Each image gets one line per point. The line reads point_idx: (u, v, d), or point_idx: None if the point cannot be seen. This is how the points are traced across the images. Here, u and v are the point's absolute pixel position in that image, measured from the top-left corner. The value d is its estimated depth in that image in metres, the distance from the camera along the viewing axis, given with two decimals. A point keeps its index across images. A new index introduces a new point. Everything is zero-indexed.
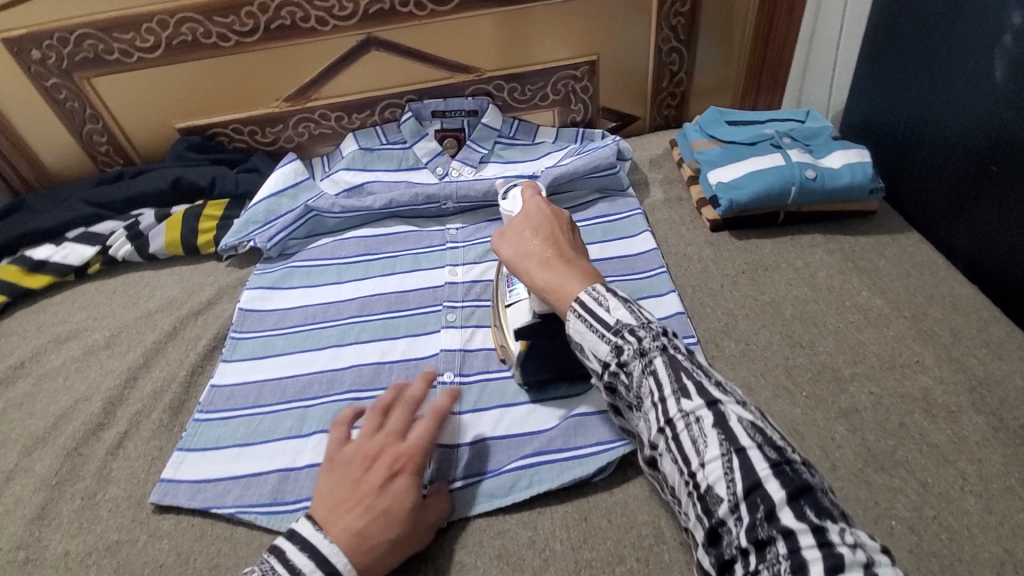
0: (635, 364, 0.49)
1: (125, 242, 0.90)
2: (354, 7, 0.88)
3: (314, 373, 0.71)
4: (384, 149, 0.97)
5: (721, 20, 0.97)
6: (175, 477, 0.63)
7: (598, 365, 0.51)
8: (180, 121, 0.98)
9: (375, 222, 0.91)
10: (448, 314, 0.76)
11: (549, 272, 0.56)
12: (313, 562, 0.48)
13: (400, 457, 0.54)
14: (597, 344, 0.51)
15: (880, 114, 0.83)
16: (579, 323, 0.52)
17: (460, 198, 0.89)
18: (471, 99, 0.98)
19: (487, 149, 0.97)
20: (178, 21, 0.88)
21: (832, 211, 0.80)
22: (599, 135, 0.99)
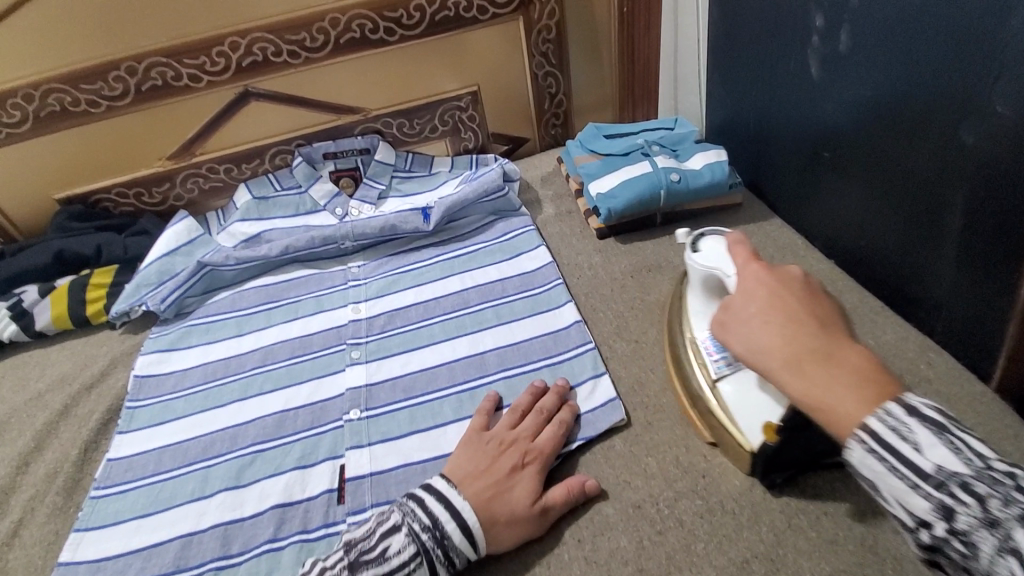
0: (980, 534, 0.36)
1: (9, 322, 0.86)
2: (226, 61, 0.89)
3: (218, 431, 0.70)
4: (279, 196, 0.98)
5: (587, 43, 1.04)
6: (72, 560, 0.60)
7: (909, 519, 0.39)
8: (60, 192, 0.94)
9: (275, 269, 0.91)
10: (352, 351, 0.77)
11: (802, 379, 0.45)
12: (450, 513, 0.54)
13: (533, 451, 0.60)
14: (905, 494, 0.39)
15: (731, 116, 0.91)
16: (869, 458, 0.40)
17: (357, 235, 0.90)
18: (360, 138, 1.00)
19: (384, 184, 0.99)
20: (43, 93, 0.86)
21: (702, 207, 0.86)
22: (492, 160, 1.03)
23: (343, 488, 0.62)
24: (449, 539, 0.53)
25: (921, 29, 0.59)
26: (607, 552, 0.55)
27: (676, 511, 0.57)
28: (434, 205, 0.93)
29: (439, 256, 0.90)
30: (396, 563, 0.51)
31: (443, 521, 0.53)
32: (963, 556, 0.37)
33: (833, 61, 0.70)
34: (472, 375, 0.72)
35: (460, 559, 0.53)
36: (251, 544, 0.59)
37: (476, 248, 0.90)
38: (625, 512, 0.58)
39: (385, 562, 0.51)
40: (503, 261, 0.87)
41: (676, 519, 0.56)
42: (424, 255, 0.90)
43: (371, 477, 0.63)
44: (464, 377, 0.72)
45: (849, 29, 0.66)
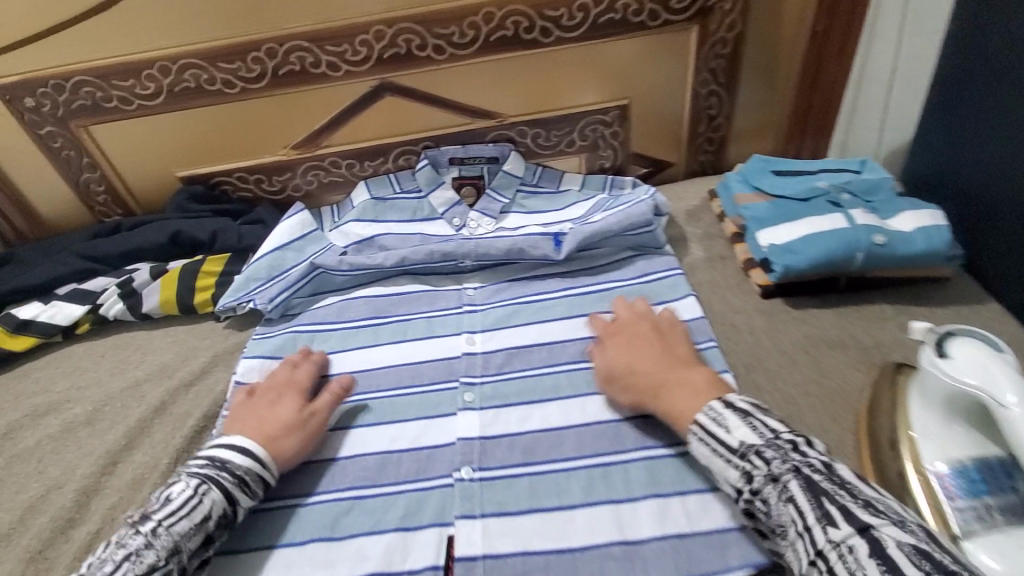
0: (769, 491, 0.46)
1: (117, 300, 0.84)
2: (368, 51, 0.82)
3: (313, 464, 0.62)
4: (398, 199, 0.90)
5: (764, 62, 0.90)
6: None
7: (729, 490, 0.49)
8: (182, 170, 0.92)
9: (386, 279, 0.84)
10: (464, 393, 0.67)
11: (650, 393, 0.58)
12: (233, 448, 0.56)
13: (288, 381, 0.66)
14: (722, 468, 0.50)
15: (949, 168, 0.74)
16: (701, 446, 0.51)
17: (479, 255, 0.80)
18: (492, 145, 0.90)
19: (508, 198, 0.89)
20: (180, 68, 0.82)
21: (902, 277, 0.69)
22: (630, 184, 0.91)
23: (451, 565, 0.53)
24: (230, 463, 0.55)
25: None
26: None
27: None
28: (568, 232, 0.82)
29: (567, 290, 0.79)
30: (179, 501, 0.51)
31: (223, 453, 0.56)
32: (765, 511, 0.47)
33: None
34: (606, 449, 0.60)
35: (256, 479, 0.56)
36: None
37: (611, 287, 0.78)
38: None
39: (169, 503, 0.51)
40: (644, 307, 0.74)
41: None
42: (550, 286, 0.79)
43: (481, 561, 0.53)
44: (595, 451, 0.60)
45: None
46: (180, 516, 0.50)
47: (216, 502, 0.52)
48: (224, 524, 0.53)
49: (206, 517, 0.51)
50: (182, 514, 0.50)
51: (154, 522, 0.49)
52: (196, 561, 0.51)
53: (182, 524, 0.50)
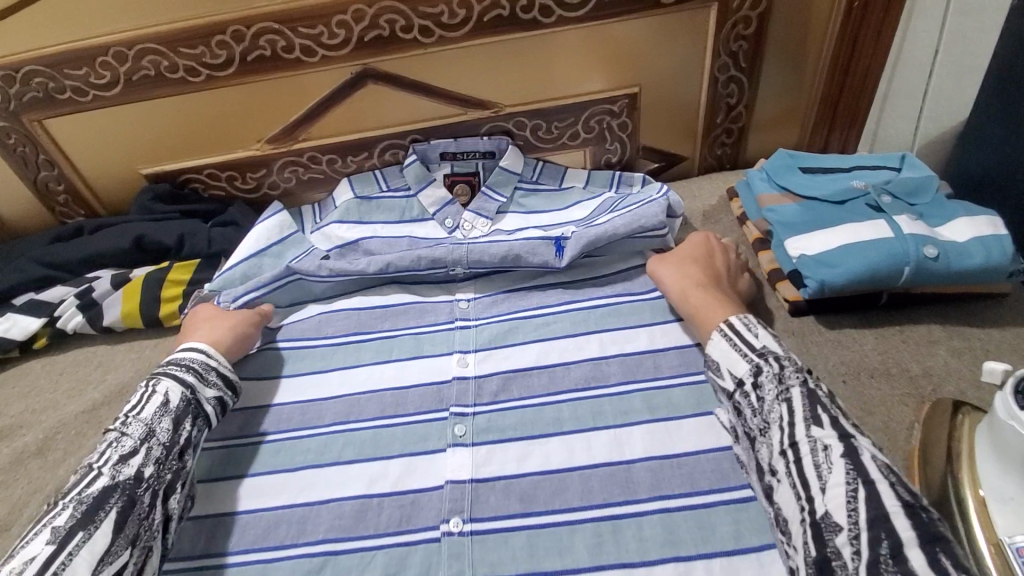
0: (770, 389, 0.50)
1: (76, 313, 0.77)
2: (346, 34, 0.72)
3: (284, 509, 0.56)
4: (385, 198, 0.82)
5: (792, 44, 0.80)
6: None
7: (730, 382, 0.53)
8: (148, 167, 0.83)
9: (368, 288, 0.76)
10: (455, 425, 0.59)
11: (681, 288, 0.62)
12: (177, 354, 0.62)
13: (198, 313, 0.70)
14: (736, 362, 0.53)
15: (1010, 168, 0.65)
16: (723, 340, 0.54)
17: (473, 262, 0.72)
18: (487, 138, 0.82)
19: (506, 197, 0.80)
20: (137, 54, 0.72)
21: (953, 293, 0.61)
22: (640, 180, 0.82)
23: None
24: (177, 359, 0.60)
25: None
26: None
27: None
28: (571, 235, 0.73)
29: (570, 303, 0.70)
30: (141, 398, 0.55)
31: (176, 356, 0.60)
32: (756, 407, 0.50)
33: None
34: (614, 497, 0.53)
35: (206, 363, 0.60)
36: None
37: (620, 300, 0.69)
38: None
39: (132, 401, 0.55)
40: (657, 323, 0.66)
41: None
42: (550, 298, 0.71)
43: None
44: (603, 500, 0.52)
45: None
46: (146, 407, 0.54)
47: (172, 389, 0.56)
48: (191, 408, 0.56)
49: (167, 400, 0.55)
50: (146, 404, 0.54)
51: (121, 418, 0.53)
52: (178, 441, 0.53)
53: (149, 409, 0.54)
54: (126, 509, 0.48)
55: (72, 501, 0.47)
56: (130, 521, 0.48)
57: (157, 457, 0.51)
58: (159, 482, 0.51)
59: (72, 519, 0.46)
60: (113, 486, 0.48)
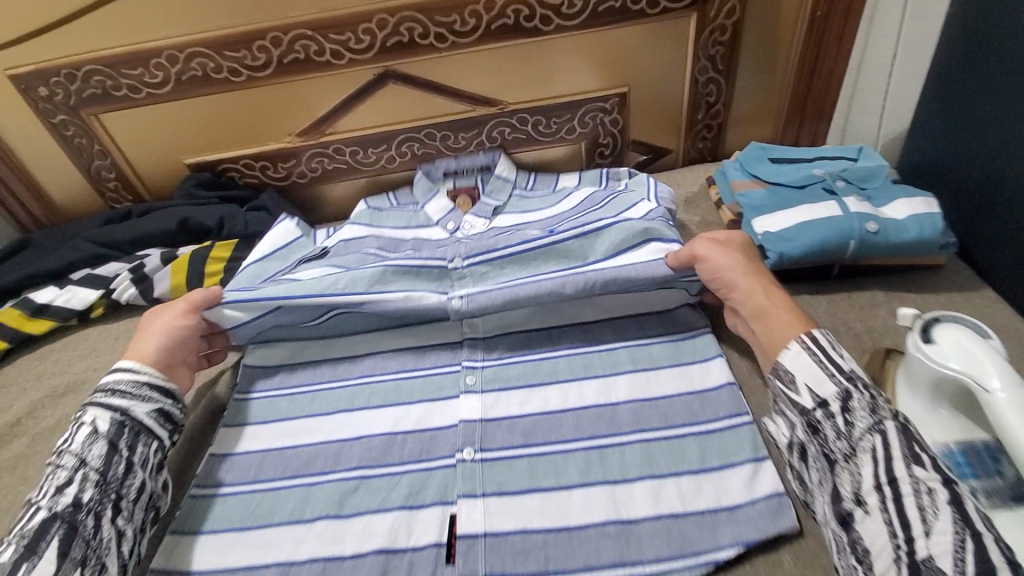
0: (862, 416, 0.48)
1: (128, 286, 0.87)
2: (371, 40, 0.82)
3: (321, 445, 0.65)
4: (394, 210, 0.91)
5: (764, 48, 0.90)
6: (169, 567, 0.57)
7: (810, 401, 0.51)
8: (191, 157, 0.93)
9: (349, 284, 0.72)
10: (466, 376, 0.69)
11: (753, 283, 0.62)
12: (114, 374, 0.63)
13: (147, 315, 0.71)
14: (822, 379, 0.51)
15: (948, 157, 0.75)
16: (808, 356, 0.53)
17: (471, 254, 0.75)
18: (482, 154, 0.95)
19: (501, 201, 0.89)
20: (187, 56, 0.82)
21: (894, 264, 0.71)
22: (625, 174, 0.91)
23: (452, 546, 0.55)
24: (106, 385, 0.61)
25: None
26: None
27: None
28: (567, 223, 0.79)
29: (562, 275, 0.70)
30: (72, 431, 0.58)
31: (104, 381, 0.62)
32: (839, 430, 0.49)
33: None
34: (601, 431, 0.62)
35: (130, 382, 0.61)
36: None
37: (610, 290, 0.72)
38: None
39: (67, 434, 0.58)
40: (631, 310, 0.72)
41: None
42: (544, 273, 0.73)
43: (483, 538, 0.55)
44: (591, 433, 0.62)
45: None
46: (77, 440, 0.56)
47: (101, 416, 0.58)
48: (125, 427, 0.58)
49: (94, 428, 0.57)
50: (77, 434, 0.57)
51: (58, 452, 0.57)
52: (108, 467, 0.55)
53: (80, 440, 0.56)
54: (67, 537, 0.51)
55: (17, 536, 0.51)
56: (75, 545, 0.51)
57: (91, 485, 0.54)
58: (103, 502, 0.54)
59: (16, 553, 0.50)
60: (54, 516, 0.52)
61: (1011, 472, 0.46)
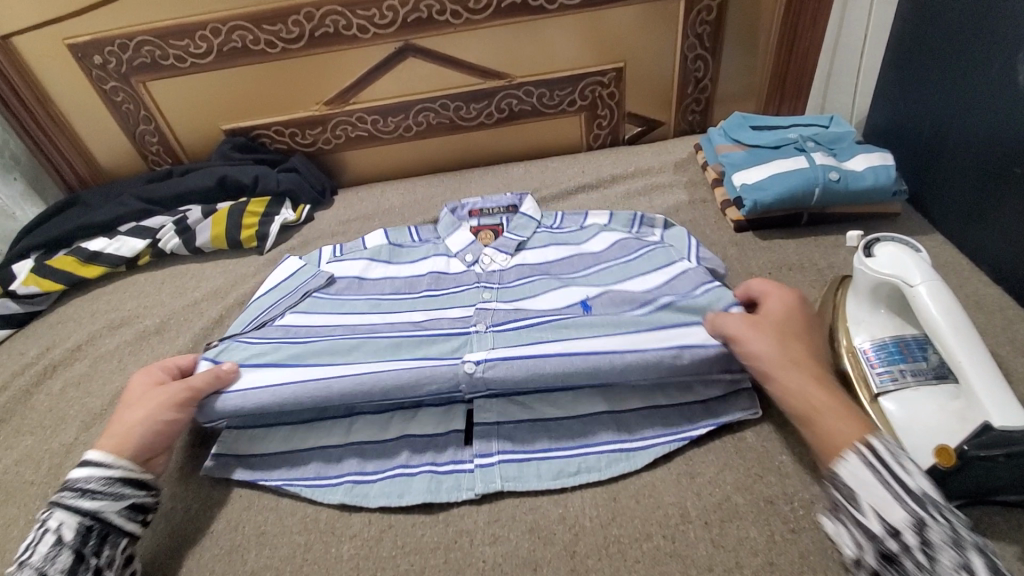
0: (944, 550, 0.41)
1: (173, 236, 0.97)
2: (393, 15, 0.92)
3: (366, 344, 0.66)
4: (415, 246, 0.83)
5: (745, 28, 1.00)
6: (224, 452, 0.63)
7: (879, 526, 0.44)
8: (227, 123, 1.03)
9: (362, 354, 0.63)
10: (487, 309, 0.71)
11: (793, 373, 0.53)
12: (81, 474, 0.54)
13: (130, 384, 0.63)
14: (888, 505, 0.45)
15: (906, 120, 0.85)
16: (867, 473, 0.46)
17: (497, 320, 0.67)
18: (509, 193, 0.88)
19: (526, 235, 0.82)
20: (229, 29, 0.93)
21: (854, 211, 0.81)
22: (661, 223, 0.81)
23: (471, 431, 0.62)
24: (72, 481, 0.54)
25: None
26: (735, 539, 0.52)
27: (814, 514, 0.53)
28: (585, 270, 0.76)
29: (588, 351, 0.60)
30: (37, 537, 0.51)
31: (71, 475, 0.54)
32: (920, 565, 0.42)
33: None
34: None
35: (96, 482, 0.53)
36: (385, 466, 0.60)
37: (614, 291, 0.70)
38: (756, 505, 0.54)
39: (30, 541, 0.51)
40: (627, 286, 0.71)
41: (813, 521, 0.52)
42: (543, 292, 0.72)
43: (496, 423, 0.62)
44: None
45: None
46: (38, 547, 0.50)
47: (67, 520, 0.51)
48: (92, 532, 0.51)
49: (59, 537, 0.50)
50: (39, 545, 0.50)
51: (19, 562, 0.50)
52: None
53: (41, 552, 0.50)
54: None
55: None
56: None
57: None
58: None
59: None
60: None
61: (933, 357, 0.55)
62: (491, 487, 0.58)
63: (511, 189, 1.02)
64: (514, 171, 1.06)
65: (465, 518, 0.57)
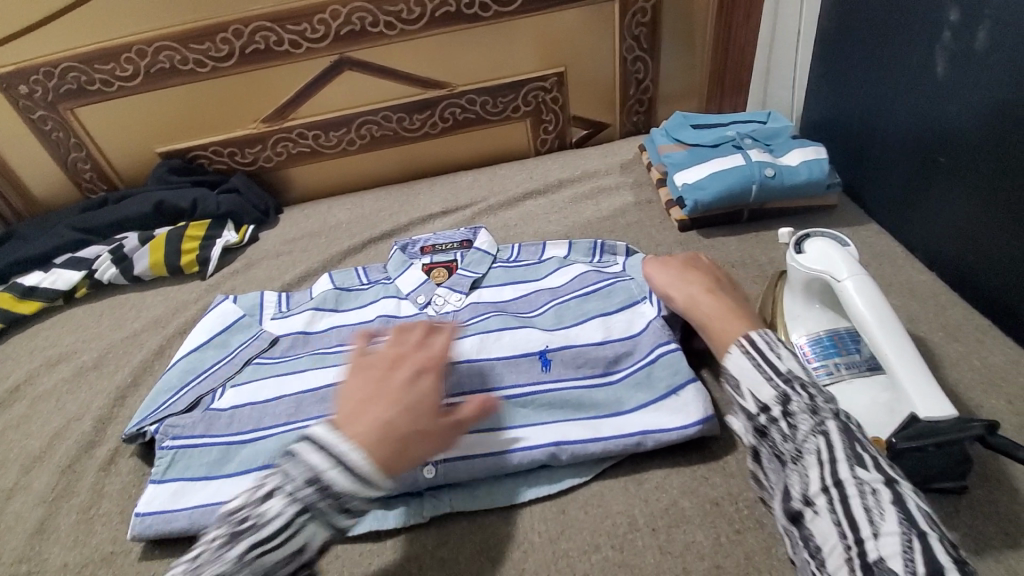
0: (803, 419, 0.43)
1: (110, 265, 0.93)
2: (326, 29, 0.91)
3: (311, 391, 0.65)
4: (364, 289, 0.82)
5: (681, 26, 1.01)
6: (154, 510, 0.59)
7: (753, 405, 0.46)
8: (161, 146, 1.00)
9: None
10: (434, 332, 0.69)
11: (695, 293, 0.58)
12: (331, 461, 0.46)
13: (423, 359, 0.56)
14: (758, 385, 0.46)
15: (837, 113, 0.87)
16: (743, 359, 0.47)
17: (453, 385, 0.63)
18: (462, 229, 0.88)
19: (481, 272, 0.80)
20: (155, 50, 0.90)
21: (792, 205, 0.83)
22: (623, 249, 0.80)
23: None
24: (332, 489, 0.45)
25: None
26: (682, 544, 0.52)
27: (758, 513, 0.53)
28: (538, 303, 0.74)
29: (551, 443, 0.58)
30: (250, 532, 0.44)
31: (322, 470, 0.45)
32: (785, 433, 0.44)
33: (963, 59, 0.64)
34: None
35: (356, 505, 0.46)
36: None
37: (569, 328, 0.68)
38: (702, 507, 0.54)
39: (258, 532, 0.44)
40: (582, 321, 0.68)
41: (757, 520, 0.53)
42: (494, 323, 0.69)
43: None
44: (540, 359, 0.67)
45: (989, 25, 0.61)
46: (249, 536, 0.44)
47: (317, 536, 0.46)
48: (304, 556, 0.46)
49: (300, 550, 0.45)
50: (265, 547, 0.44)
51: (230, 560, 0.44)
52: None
53: (269, 555, 0.44)
54: None
55: None
56: None
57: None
58: None
59: None
60: None
61: (865, 350, 0.56)
62: (440, 509, 0.57)
63: (459, 198, 1.01)
64: (462, 180, 1.05)
65: (413, 544, 0.56)
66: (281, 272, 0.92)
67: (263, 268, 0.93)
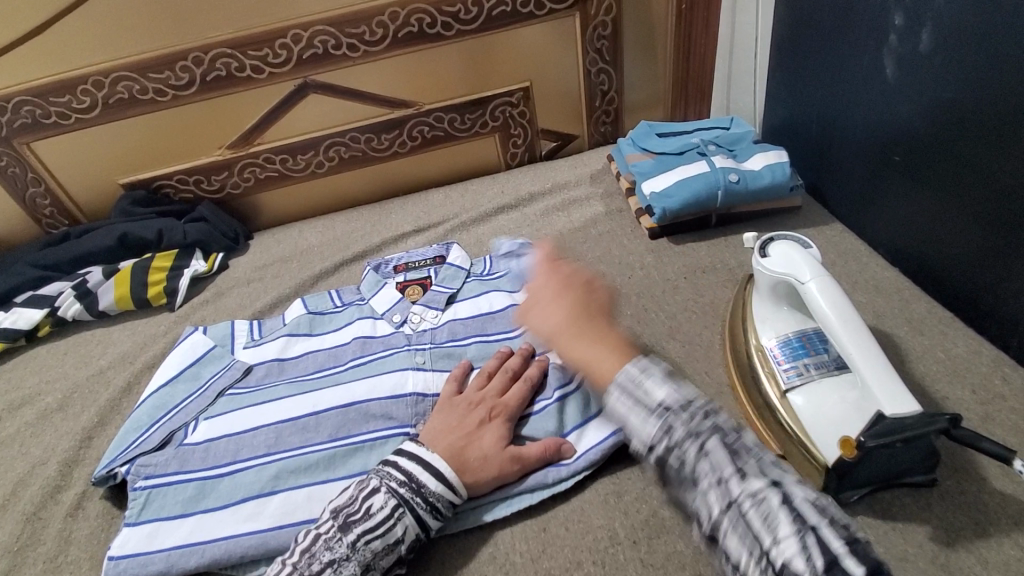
0: (687, 446, 0.43)
1: (73, 302, 0.90)
2: (287, 53, 0.91)
3: (290, 421, 0.64)
4: (337, 312, 0.81)
5: (641, 37, 1.03)
6: (127, 553, 0.57)
7: (641, 445, 0.45)
8: (123, 176, 0.98)
9: (294, 483, 0.59)
10: (415, 355, 0.69)
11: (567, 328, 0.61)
12: (428, 473, 0.53)
13: (503, 404, 0.59)
14: (640, 424, 0.46)
15: (795, 116, 0.89)
16: (619, 402, 0.47)
17: None
18: (434, 245, 0.88)
19: (456, 288, 0.79)
20: (113, 81, 0.89)
21: (759, 209, 0.84)
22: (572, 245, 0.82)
23: None
24: (425, 488, 0.52)
25: (990, 30, 0.57)
26: (663, 555, 0.52)
27: None
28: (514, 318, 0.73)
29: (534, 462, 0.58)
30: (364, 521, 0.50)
31: (415, 473, 0.53)
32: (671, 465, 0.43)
33: (909, 61, 0.66)
34: None
35: (443, 505, 0.53)
36: None
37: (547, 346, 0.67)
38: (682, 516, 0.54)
39: (368, 519, 0.50)
40: None
41: None
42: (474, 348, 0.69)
43: None
44: None
45: (930, 27, 0.63)
46: (359, 524, 0.50)
47: (411, 529, 0.51)
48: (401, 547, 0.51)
49: (400, 539, 0.51)
50: (375, 534, 0.50)
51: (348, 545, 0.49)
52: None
53: (377, 542, 0.50)
54: None
55: None
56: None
57: None
58: None
59: None
60: None
61: (833, 349, 0.57)
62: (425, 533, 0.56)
63: (431, 216, 1.00)
64: (434, 197, 1.05)
65: None
66: (251, 300, 0.90)
67: (234, 296, 0.92)
